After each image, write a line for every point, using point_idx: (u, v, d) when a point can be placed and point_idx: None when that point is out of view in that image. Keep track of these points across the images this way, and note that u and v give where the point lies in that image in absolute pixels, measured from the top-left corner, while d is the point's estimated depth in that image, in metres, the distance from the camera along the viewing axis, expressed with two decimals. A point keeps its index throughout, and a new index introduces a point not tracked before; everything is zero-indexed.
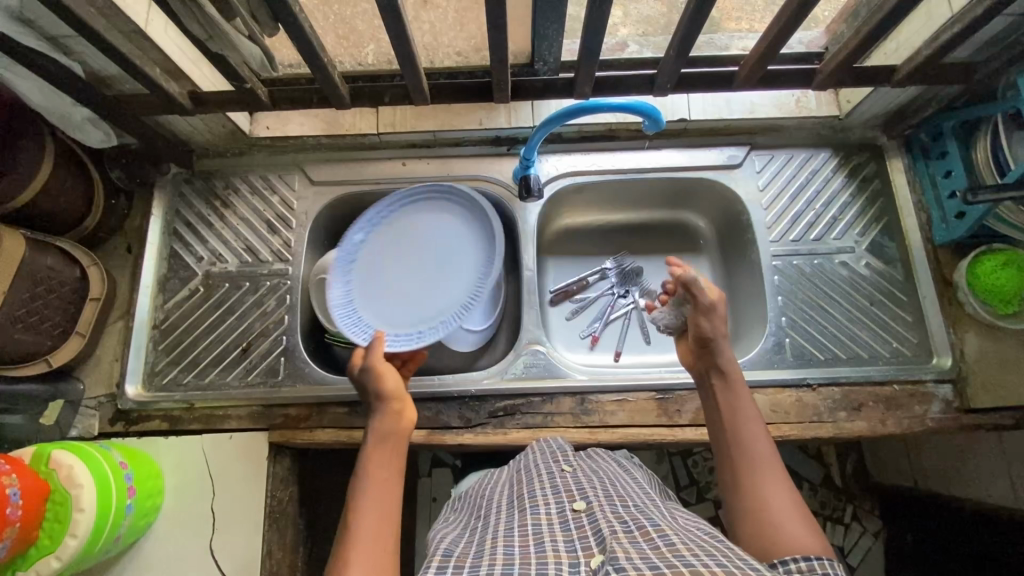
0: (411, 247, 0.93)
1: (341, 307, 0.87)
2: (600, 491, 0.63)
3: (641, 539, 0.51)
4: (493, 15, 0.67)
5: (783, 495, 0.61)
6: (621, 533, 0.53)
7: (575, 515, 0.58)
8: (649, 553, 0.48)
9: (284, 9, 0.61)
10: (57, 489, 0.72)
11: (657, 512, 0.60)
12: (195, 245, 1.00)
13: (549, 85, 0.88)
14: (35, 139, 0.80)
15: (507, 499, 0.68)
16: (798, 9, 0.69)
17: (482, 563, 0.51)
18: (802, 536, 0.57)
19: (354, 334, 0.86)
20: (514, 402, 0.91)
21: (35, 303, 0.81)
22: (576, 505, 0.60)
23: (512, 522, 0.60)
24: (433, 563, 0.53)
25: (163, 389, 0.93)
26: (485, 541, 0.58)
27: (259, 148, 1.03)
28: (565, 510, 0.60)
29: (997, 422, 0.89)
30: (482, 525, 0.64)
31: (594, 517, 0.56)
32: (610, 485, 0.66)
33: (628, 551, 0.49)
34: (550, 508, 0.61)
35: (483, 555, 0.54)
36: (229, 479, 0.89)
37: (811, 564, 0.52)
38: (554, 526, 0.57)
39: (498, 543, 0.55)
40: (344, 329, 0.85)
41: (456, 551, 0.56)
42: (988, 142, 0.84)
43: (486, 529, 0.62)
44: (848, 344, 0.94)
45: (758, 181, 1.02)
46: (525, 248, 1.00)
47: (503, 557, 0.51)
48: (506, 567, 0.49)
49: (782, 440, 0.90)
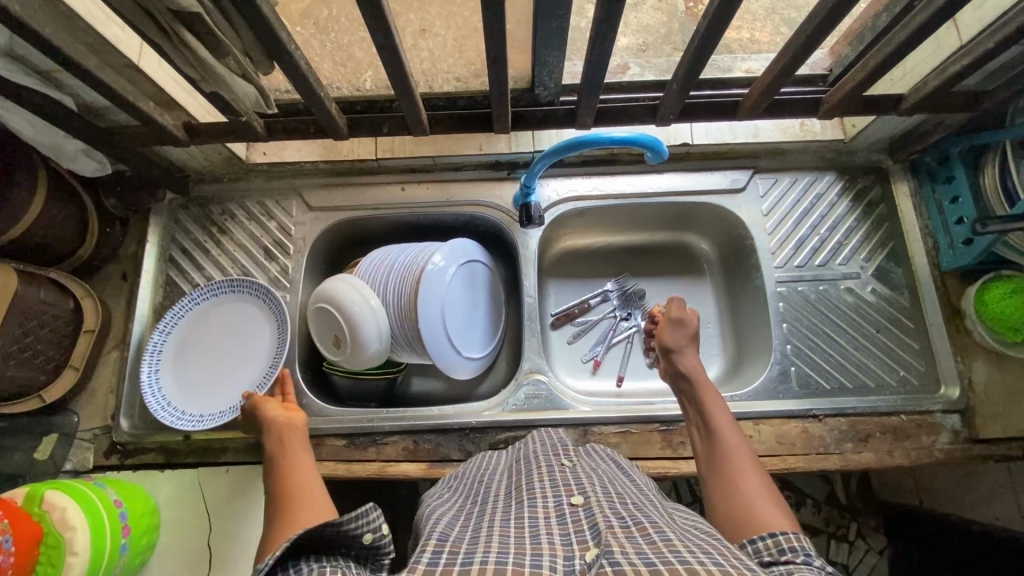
0: (190, 335, 0.94)
1: (159, 405, 0.87)
2: (599, 488, 0.60)
3: (637, 535, 0.49)
4: (494, 49, 0.65)
5: (752, 477, 0.64)
6: (617, 528, 0.50)
7: (572, 509, 0.55)
8: (645, 549, 0.46)
9: (279, 48, 0.59)
10: (50, 531, 0.71)
11: (655, 511, 0.57)
12: (191, 272, 0.98)
13: (550, 114, 0.87)
14: (27, 171, 0.78)
15: (504, 490, 0.65)
16: (805, 41, 0.68)
17: (476, 550, 0.48)
18: (775, 515, 0.58)
19: (183, 425, 0.87)
20: (515, 434, 0.90)
21: (28, 338, 0.80)
22: (574, 499, 0.56)
23: (506, 513, 0.57)
24: (426, 546, 0.49)
25: (159, 422, 0.92)
26: (478, 528, 0.54)
27: (256, 173, 1.02)
28: (562, 504, 0.56)
29: (1006, 453, 0.88)
30: (478, 511, 0.60)
31: (592, 511, 0.53)
32: (609, 483, 0.63)
33: (623, 546, 0.47)
34: (547, 501, 0.57)
35: (477, 541, 0.50)
36: (226, 515, 0.87)
37: (777, 539, 0.53)
38: (551, 519, 0.54)
39: (491, 532, 0.53)
40: (172, 424, 0.86)
41: (450, 535, 0.52)
42: (997, 168, 0.83)
43: (481, 516, 0.58)
44: (854, 373, 0.93)
45: (762, 206, 1.00)
46: (527, 274, 0.99)
47: (497, 545, 0.49)
48: (499, 556, 0.46)
49: (789, 472, 0.88)
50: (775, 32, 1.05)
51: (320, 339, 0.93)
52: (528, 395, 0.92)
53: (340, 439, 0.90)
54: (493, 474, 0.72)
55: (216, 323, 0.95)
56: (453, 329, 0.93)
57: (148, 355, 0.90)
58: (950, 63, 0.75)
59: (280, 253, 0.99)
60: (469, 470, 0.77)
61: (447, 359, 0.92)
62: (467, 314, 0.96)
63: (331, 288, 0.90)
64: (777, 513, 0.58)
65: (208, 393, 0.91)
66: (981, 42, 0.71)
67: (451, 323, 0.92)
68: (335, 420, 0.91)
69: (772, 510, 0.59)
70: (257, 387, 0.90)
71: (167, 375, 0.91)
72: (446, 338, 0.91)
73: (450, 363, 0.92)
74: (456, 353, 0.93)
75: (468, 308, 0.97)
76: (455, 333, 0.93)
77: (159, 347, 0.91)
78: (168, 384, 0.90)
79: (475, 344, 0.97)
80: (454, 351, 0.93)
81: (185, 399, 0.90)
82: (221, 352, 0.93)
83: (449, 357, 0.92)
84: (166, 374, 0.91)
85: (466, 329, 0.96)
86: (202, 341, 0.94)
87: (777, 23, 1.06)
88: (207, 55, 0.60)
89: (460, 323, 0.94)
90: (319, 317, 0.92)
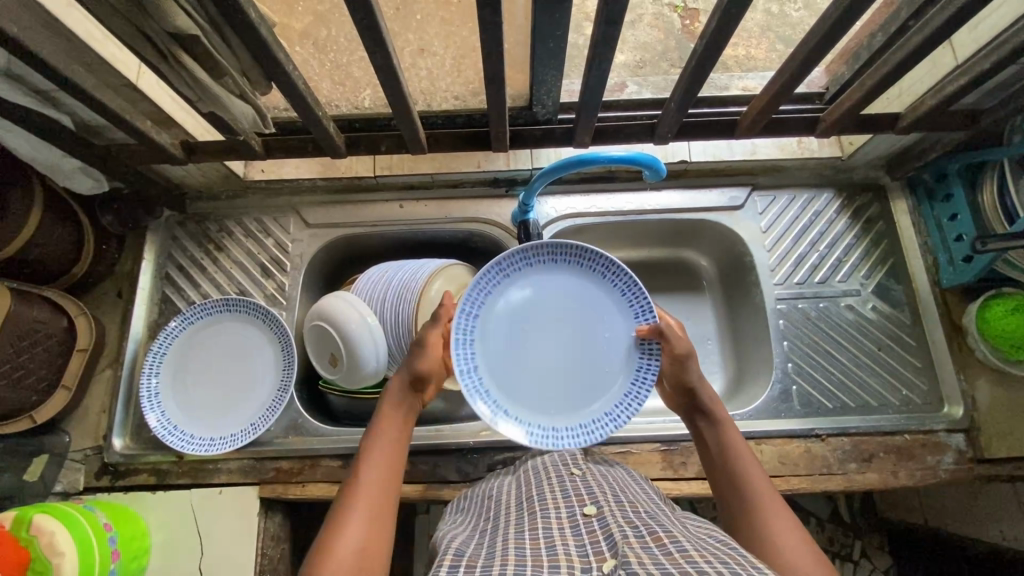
0: (185, 355, 0.92)
1: (166, 432, 0.87)
2: (611, 497, 0.59)
3: (653, 545, 0.47)
4: (491, 70, 0.66)
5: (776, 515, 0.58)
6: (633, 538, 0.49)
7: (585, 519, 0.54)
8: (662, 560, 0.45)
9: (278, 68, 0.59)
10: (37, 557, 0.69)
11: (668, 520, 0.55)
12: (187, 289, 0.97)
13: (548, 133, 0.86)
14: (24, 190, 0.78)
15: (515, 502, 0.63)
16: (802, 60, 0.68)
17: (492, 564, 0.46)
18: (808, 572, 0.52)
19: (195, 449, 0.87)
20: (514, 455, 0.89)
21: (20, 358, 0.79)
22: (587, 509, 0.56)
23: (520, 524, 0.55)
24: (442, 562, 0.49)
25: (150, 442, 0.90)
26: (495, 542, 0.52)
27: (253, 191, 1.01)
28: (575, 514, 0.55)
29: (1012, 473, 0.87)
30: (492, 526, 0.58)
31: (606, 521, 0.52)
32: (621, 491, 0.62)
33: (641, 557, 0.45)
34: (560, 511, 0.56)
35: (495, 555, 0.49)
36: (218, 537, 0.86)
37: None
38: (565, 530, 0.53)
39: (507, 543, 0.51)
40: (182, 449, 0.87)
41: (466, 550, 0.51)
42: (995, 185, 0.83)
43: (497, 530, 0.56)
44: (857, 392, 0.92)
45: (761, 222, 1.00)
46: (546, 267, 0.78)
47: (513, 558, 0.47)
48: (517, 569, 0.45)
49: (793, 493, 0.87)
50: (770, 50, 1.06)
51: (317, 357, 0.92)
52: None
53: (335, 459, 0.89)
54: (504, 487, 0.70)
55: (205, 345, 0.93)
56: (501, 404, 0.75)
57: (144, 394, 0.88)
58: (946, 82, 0.76)
59: (277, 270, 0.98)
60: (478, 490, 0.75)
61: (618, 419, 0.74)
62: (540, 333, 0.78)
63: (331, 305, 0.89)
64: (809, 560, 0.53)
65: (215, 417, 0.91)
66: (977, 62, 0.72)
67: (520, 408, 0.75)
68: (330, 441, 0.90)
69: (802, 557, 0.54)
70: (269, 408, 0.90)
71: (168, 400, 0.90)
72: (534, 429, 0.74)
73: (622, 420, 0.74)
74: (625, 397, 0.75)
75: (534, 361, 0.78)
76: (563, 412, 0.76)
77: (155, 373, 0.90)
78: (171, 409, 0.89)
79: (615, 364, 0.77)
80: (606, 403, 0.75)
81: (191, 422, 0.90)
82: (224, 371, 0.93)
83: (602, 419, 0.75)
84: (167, 409, 0.89)
85: (575, 373, 0.77)
86: (196, 366, 0.92)
87: (772, 41, 1.07)
88: (204, 77, 0.60)
89: (556, 384, 0.77)
90: (313, 337, 0.91)
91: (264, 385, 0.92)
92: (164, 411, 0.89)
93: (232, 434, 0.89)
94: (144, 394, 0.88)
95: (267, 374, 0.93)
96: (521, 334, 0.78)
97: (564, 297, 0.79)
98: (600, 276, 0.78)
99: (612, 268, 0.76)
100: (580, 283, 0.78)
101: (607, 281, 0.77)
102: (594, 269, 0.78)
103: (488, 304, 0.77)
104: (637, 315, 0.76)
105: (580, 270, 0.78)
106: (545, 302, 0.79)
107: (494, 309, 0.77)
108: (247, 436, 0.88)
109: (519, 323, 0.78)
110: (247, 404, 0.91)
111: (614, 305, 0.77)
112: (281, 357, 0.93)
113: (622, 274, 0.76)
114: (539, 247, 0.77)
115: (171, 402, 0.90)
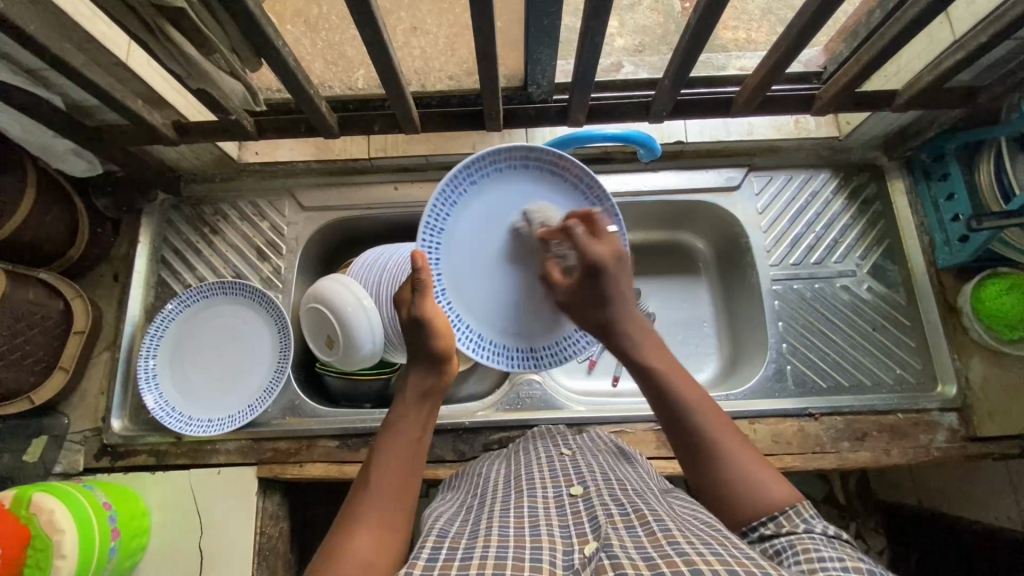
0: (182, 335, 0.93)
1: (164, 414, 0.88)
2: (598, 475, 0.60)
3: (636, 525, 0.48)
4: (483, 46, 0.65)
5: (705, 408, 0.60)
6: (617, 518, 0.50)
7: (571, 500, 0.55)
8: (644, 541, 0.45)
9: (266, 43, 0.59)
10: (37, 534, 0.70)
11: (654, 499, 0.56)
12: (183, 272, 0.97)
13: (542, 113, 0.86)
14: (17, 170, 0.78)
15: (503, 480, 0.64)
16: (796, 39, 0.68)
17: (475, 544, 0.47)
18: (767, 480, 0.56)
19: (194, 432, 0.88)
20: (508, 435, 0.90)
21: (16, 339, 0.79)
22: (574, 490, 0.57)
23: (506, 503, 0.56)
24: (425, 542, 0.49)
25: (149, 423, 0.91)
26: (479, 521, 0.53)
27: (248, 173, 1.01)
28: (562, 495, 0.57)
29: (1003, 451, 0.88)
30: (479, 504, 0.59)
31: (591, 502, 0.53)
32: (611, 470, 0.63)
33: (622, 540, 0.46)
34: (547, 492, 0.57)
35: (476, 536, 0.49)
36: (216, 517, 0.87)
37: (775, 523, 0.52)
38: (551, 509, 0.54)
39: (492, 524, 0.51)
40: (180, 431, 0.87)
41: (450, 530, 0.52)
42: (992, 164, 0.82)
43: (484, 509, 0.57)
44: (851, 372, 0.93)
45: (758, 204, 1.00)
46: (496, 180, 0.73)
47: (495, 538, 0.48)
48: (499, 550, 0.45)
49: (786, 471, 0.88)
50: (770, 32, 1.02)
51: (315, 342, 0.92)
52: (523, 395, 0.91)
53: (333, 439, 0.90)
54: (493, 465, 0.71)
55: (204, 327, 0.94)
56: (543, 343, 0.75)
57: (142, 375, 0.89)
58: (943, 57, 0.75)
59: (272, 253, 0.98)
60: (469, 470, 0.76)
61: None
62: (513, 249, 0.74)
63: (323, 287, 0.89)
64: (739, 454, 0.58)
65: (213, 399, 0.91)
66: (973, 36, 0.71)
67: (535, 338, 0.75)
68: (327, 421, 0.91)
69: (732, 452, 0.57)
70: (266, 391, 0.91)
71: (166, 382, 0.91)
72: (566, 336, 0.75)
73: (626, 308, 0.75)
74: None
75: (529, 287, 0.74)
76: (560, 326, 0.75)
77: (153, 354, 0.91)
78: (170, 391, 0.90)
79: None
80: None
81: (189, 405, 0.90)
82: (225, 355, 0.93)
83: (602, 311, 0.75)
84: (165, 391, 0.90)
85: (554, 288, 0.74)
86: (194, 348, 0.93)
87: (773, 24, 1.03)
88: (193, 52, 0.61)
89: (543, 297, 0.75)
90: (309, 316, 0.91)
91: (264, 367, 0.93)
92: (162, 394, 0.90)
93: (230, 414, 0.90)
94: (142, 375, 0.89)
95: (265, 356, 0.93)
96: (496, 268, 0.74)
97: (506, 211, 0.74)
98: (524, 173, 0.74)
99: (529, 157, 0.73)
100: (526, 189, 0.74)
101: (551, 177, 0.74)
102: (526, 168, 0.74)
103: (445, 274, 0.72)
104: (577, 187, 0.74)
105: (516, 173, 0.74)
106: (495, 224, 0.74)
107: (454, 264, 0.73)
108: (243, 419, 0.89)
109: (480, 264, 0.73)
110: (246, 386, 0.92)
111: (549, 188, 0.74)
112: (277, 340, 0.93)
113: (568, 166, 0.73)
114: (479, 160, 0.71)
115: (170, 384, 0.91)
